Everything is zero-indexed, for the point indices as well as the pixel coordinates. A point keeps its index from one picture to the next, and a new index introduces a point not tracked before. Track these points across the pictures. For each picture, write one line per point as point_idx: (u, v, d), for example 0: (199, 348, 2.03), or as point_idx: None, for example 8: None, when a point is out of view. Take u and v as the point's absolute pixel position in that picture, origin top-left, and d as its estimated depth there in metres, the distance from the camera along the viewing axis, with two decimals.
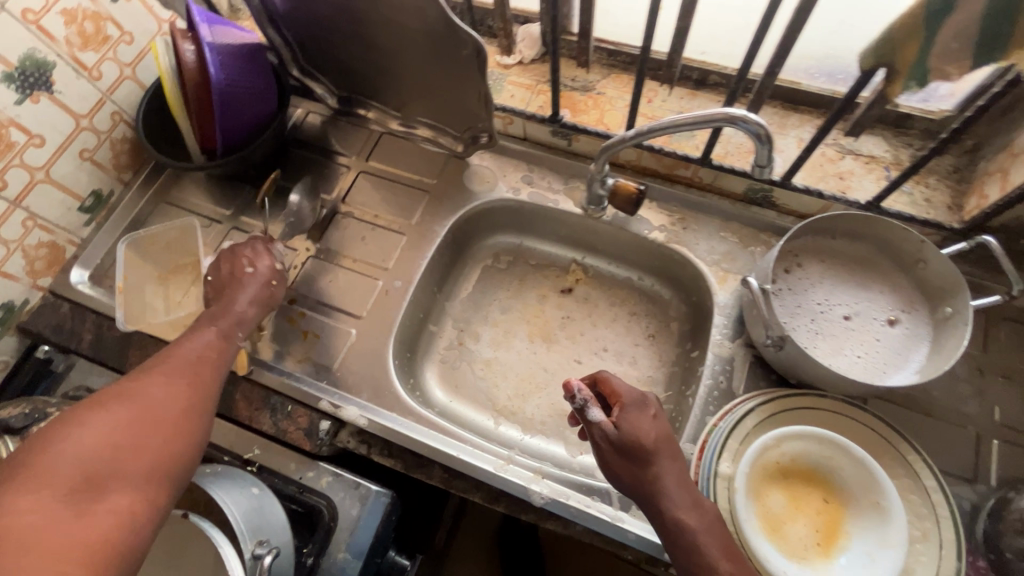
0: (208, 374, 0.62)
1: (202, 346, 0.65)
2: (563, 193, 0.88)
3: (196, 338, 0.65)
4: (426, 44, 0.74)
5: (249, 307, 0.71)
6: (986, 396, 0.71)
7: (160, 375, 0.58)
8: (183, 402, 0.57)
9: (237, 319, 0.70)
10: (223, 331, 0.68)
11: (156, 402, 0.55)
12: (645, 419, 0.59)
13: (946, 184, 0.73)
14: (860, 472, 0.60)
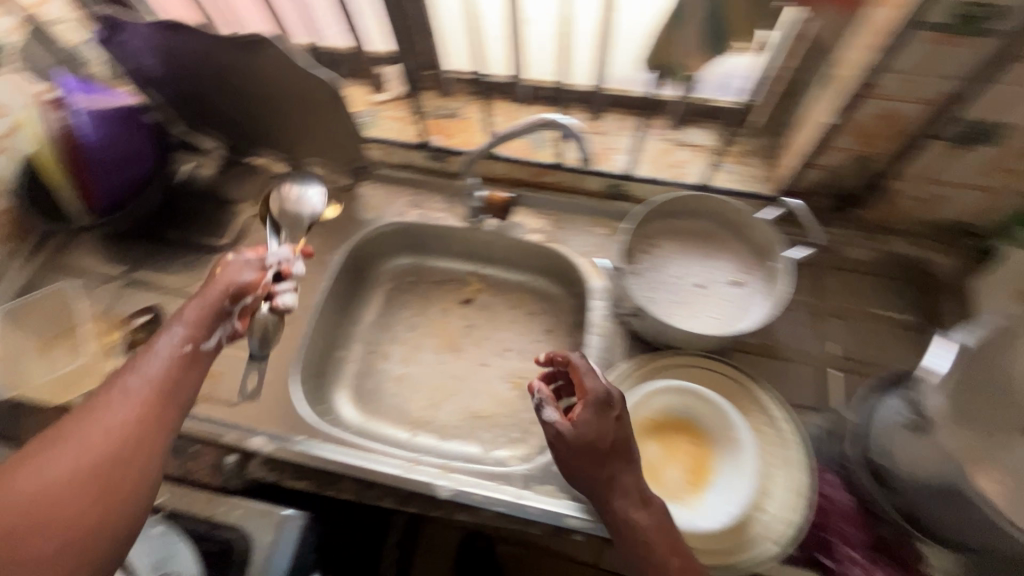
0: (167, 395, 0.54)
1: (157, 367, 0.55)
2: (447, 210, 0.96)
3: (160, 351, 0.57)
4: (290, 87, 0.82)
5: (204, 322, 0.63)
6: (824, 335, 0.82)
7: (102, 408, 0.50)
8: (135, 437, 0.50)
9: (198, 328, 0.62)
10: (190, 338, 0.60)
11: (96, 442, 0.48)
12: (606, 420, 0.60)
13: (762, 161, 0.86)
14: (718, 415, 0.68)
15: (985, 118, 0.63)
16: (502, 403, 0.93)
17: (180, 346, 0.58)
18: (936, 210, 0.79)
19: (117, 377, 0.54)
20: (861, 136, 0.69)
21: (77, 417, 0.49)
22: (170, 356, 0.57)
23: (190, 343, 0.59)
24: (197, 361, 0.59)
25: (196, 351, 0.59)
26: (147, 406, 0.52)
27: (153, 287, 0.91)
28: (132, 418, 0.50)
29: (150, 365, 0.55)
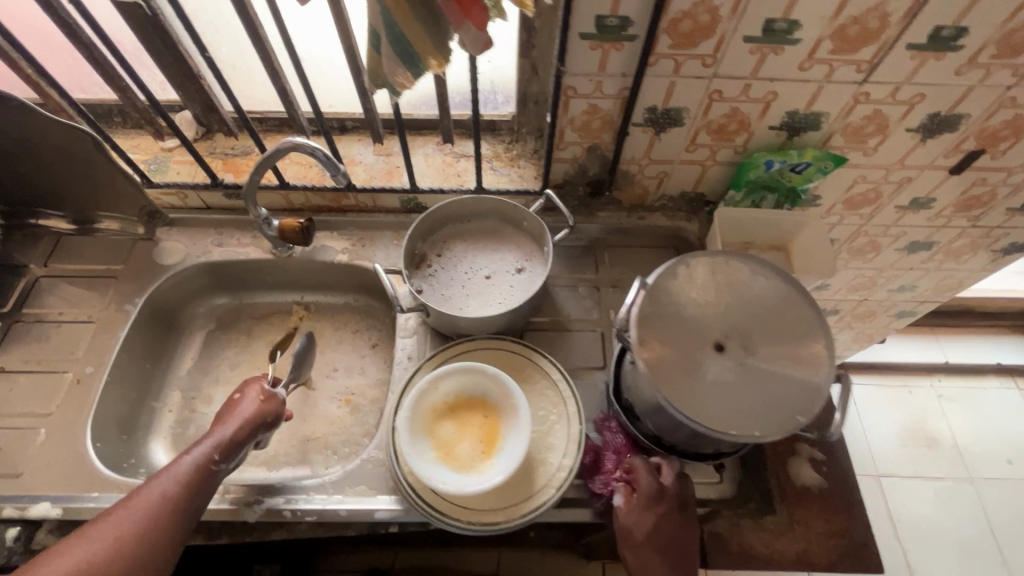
0: (187, 507, 0.65)
1: (178, 478, 0.66)
2: (253, 244, 0.97)
3: (186, 462, 0.67)
4: (49, 143, 0.81)
5: (239, 448, 0.73)
6: (604, 303, 0.93)
7: (132, 507, 0.61)
8: (151, 533, 0.61)
9: (228, 446, 0.71)
10: (212, 453, 0.69)
11: (129, 530, 0.60)
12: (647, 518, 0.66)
13: (531, 162, 0.98)
14: (500, 386, 0.76)
15: (660, 106, 0.77)
16: (332, 422, 0.94)
17: (208, 461, 0.69)
18: (669, 186, 0.94)
19: (160, 477, 0.65)
20: (583, 131, 0.82)
21: (122, 511, 0.61)
22: (194, 470, 0.67)
23: (219, 462, 0.70)
24: (212, 479, 0.69)
25: (218, 469, 0.69)
26: (172, 511, 0.63)
27: None
28: (160, 516, 0.62)
29: (178, 472, 0.66)
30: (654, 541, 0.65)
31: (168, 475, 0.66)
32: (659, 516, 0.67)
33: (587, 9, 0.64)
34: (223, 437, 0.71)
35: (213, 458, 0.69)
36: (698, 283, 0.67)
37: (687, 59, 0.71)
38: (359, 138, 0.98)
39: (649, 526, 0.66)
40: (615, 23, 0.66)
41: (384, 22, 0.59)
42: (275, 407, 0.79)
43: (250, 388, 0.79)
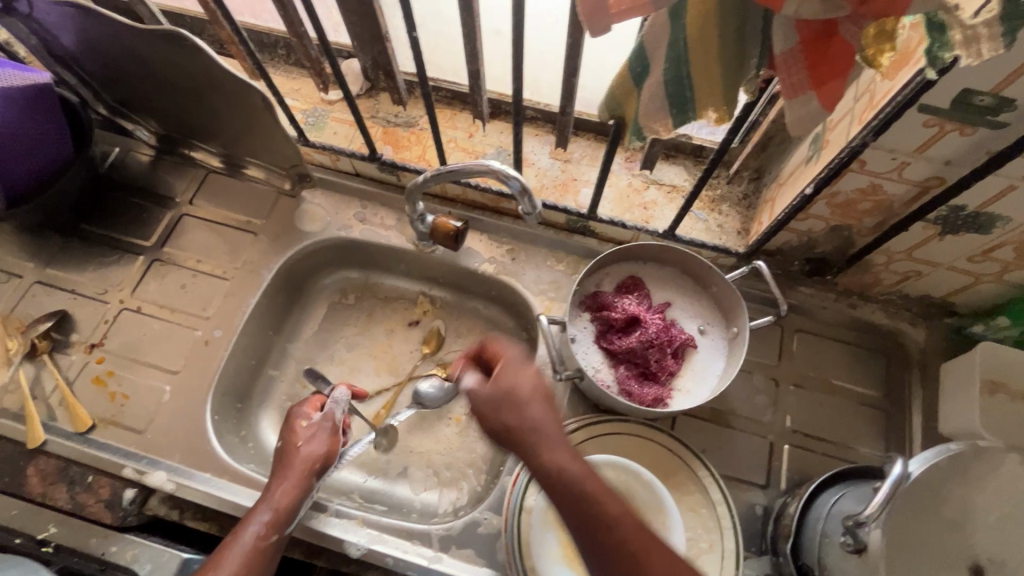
0: None
1: (237, 560, 0.58)
2: (396, 228, 0.88)
3: (243, 537, 0.59)
4: (216, 86, 0.72)
5: (289, 509, 0.63)
6: (781, 404, 0.77)
7: None
8: None
9: (280, 513, 0.62)
10: (269, 523, 0.61)
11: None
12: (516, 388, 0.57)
13: (737, 210, 0.79)
14: (651, 494, 0.63)
15: (974, 207, 0.56)
16: (438, 441, 0.87)
17: (260, 536, 0.60)
18: (913, 285, 0.73)
19: (210, 564, 0.57)
20: (840, 208, 0.63)
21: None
22: (247, 552, 0.59)
23: (273, 534, 0.61)
24: (273, 554, 0.61)
25: (274, 540, 0.61)
26: None
27: (63, 288, 0.83)
28: None
29: (238, 554, 0.58)
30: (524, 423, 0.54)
31: (227, 555, 0.58)
32: (542, 412, 0.55)
33: (958, 80, 0.44)
34: (279, 508, 0.62)
35: (264, 531, 0.60)
36: (980, 478, 0.49)
37: None
38: (537, 133, 0.83)
39: (530, 406, 0.55)
40: (986, 103, 0.45)
41: (669, 56, 0.43)
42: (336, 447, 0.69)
43: (291, 433, 0.69)
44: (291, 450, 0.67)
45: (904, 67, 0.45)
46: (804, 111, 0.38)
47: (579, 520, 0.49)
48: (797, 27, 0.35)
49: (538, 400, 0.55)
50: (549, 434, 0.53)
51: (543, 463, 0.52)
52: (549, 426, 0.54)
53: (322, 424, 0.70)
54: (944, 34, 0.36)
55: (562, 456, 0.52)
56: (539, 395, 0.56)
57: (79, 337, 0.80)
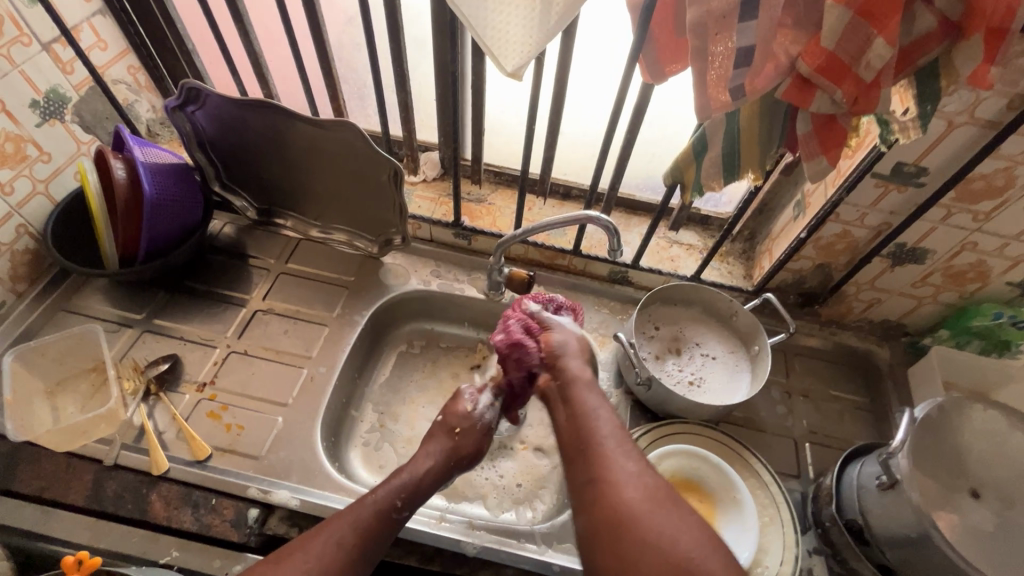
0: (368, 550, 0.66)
1: (367, 517, 0.67)
2: (467, 281, 1.05)
3: (380, 496, 0.70)
4: (347, 164, 0.91)
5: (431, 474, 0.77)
6: (796, 411, 0.95)
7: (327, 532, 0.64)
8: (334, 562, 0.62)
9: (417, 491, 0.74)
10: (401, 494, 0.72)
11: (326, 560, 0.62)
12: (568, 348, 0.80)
13: (740, 261, 1.03)
14: (721, 477, 0.78)
15: (911, 243, 0.82)
16: (509, 466, 0.97)
17: (393, 506, 0.70)
18: (876, 312, 0.98)
19: (347, 511, 0.68)
20: (823, 249, 0.88)
21: (317, 539, 0.63)
22: (380, 511, 0.69)
23: (403, 508, 0.71)
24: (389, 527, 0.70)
25: (401, 515, 0.71)
26: (351, 557, 0.64)
27: (172, 336, 0.91)
28: (351, 548, 0.64)
29: (366, 511, 0.68)
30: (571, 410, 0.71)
31: (366, 504, 0.69)
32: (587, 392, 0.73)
33: (894, 156, 0.71)
34: (412, 488, 0.73)
35: (398, 503, 0.71)
36: (962, 422, 0.69)
37: (962, 212, 0.76)
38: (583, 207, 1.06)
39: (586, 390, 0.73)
40: (911, 171, 0.73)
41: (726, 138, 0.67)
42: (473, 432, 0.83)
43: (454, 406, 0.85)
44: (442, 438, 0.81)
45: (862, 149, 0.72)
46: (819, 167, 0.63)
47: (593, 479, 0.61)
48: (813, 118, 0.60)
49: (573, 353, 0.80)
50: (601, 418, 0.68)
51: (592, 427, 0.67)
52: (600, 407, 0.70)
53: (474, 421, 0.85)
54: (889, 125, 0.63)
55: (614, 441, 0.65)
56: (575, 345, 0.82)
57: (189, 377, 0.88)
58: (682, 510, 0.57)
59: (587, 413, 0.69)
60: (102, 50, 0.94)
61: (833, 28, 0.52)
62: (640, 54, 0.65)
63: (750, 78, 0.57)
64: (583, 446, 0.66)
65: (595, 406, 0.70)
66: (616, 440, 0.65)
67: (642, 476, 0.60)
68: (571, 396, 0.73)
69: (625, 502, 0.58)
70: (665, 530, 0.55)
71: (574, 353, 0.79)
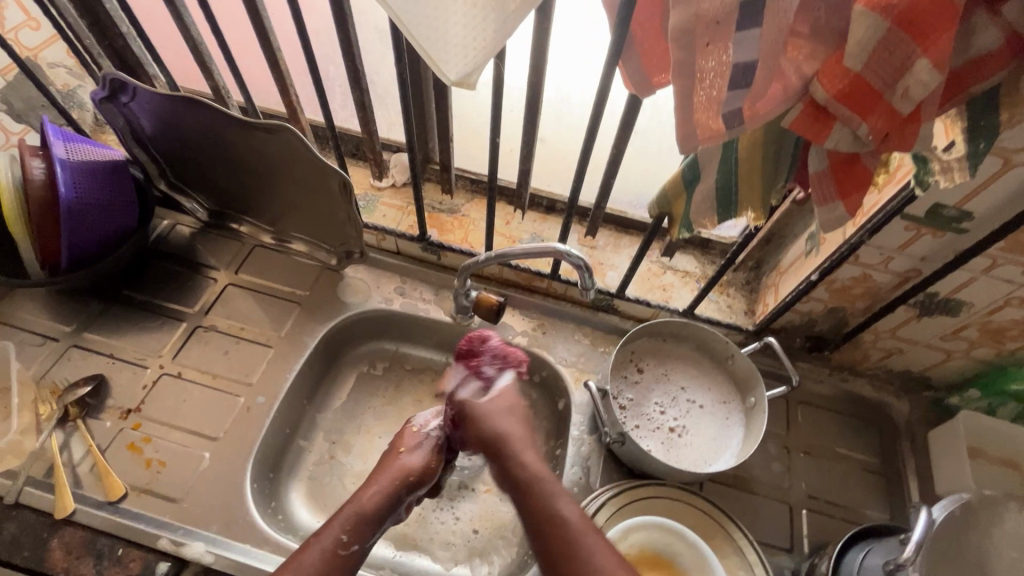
0: None
1: (314, 561, 0.58)
2: (433, 302, 0.94)
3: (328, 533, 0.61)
4: (296, 169, 0.81)
5: (377, 506, 0.65)
6: (794, 471, 0.83)
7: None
8: None
9: (363, 518, 0.63)
10: (348, 522, 0.62)
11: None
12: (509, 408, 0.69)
13: (742, 294, 0.91)
14: (696, 557, 0.68)
15: (944, 294, 0.69)
16: (468, 511, 0.87)
17: (339, 542, 0.61)
18: (897, 361, 0.85)
19: (296, 556, 0.58)
20: (837, 292, 0.75)
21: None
22: (325, 555, 0.59)
23: (353, 543, 0.62)
24: (345, 565, 0.60)
25: (354, 550, 0.61)
26: None
27: (101, 353, 0.83)
28: None
29: (313, 558, 0.58)
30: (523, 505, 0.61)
31: (309, 548, 0.59)
32: (541, 483, 0.61)
33: (931, 197, 0.58)
34: (359, 516, 0.63)
35: (344, 538, 0.61)
36: (989, 525, 0.57)
37: (1010, 263, 0.62)
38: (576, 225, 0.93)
39: (540, 480, 0.61)
40: (950, 214, 0.60)
41: (721, 169, 0.54)
42: (419, 475, 0.70)
43: (401, 436, 0.73)
44: (391, 459, 0.70)
45: (890, 185, 0.60)
46: (834, 214, 0.51)
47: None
48: (828, 155, 0.48)
49: (515, 424, 0.68)
50: (563, 515, 0.58)
51: (549, 525, 0.57)
52: (552, 496, 0.60)
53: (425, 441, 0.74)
54: (927, 164, 0.50)
55: (585, 540, 0.56)
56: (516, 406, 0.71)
57: (114, 402, 0.79)
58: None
59: (542, 512, 0.59)
60: (33, 30, 0.84)
61: (860, 43, 0.39)
62: (621, 61, 0.51)
63: (749, 101, 0.44)
64: (557, 562, 0.55)
65: (559, 504, 0.59)
66: (582, 538, 0.56)
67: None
68: (529, 496, 0.60)
69: None
70: None
71: (520, 437, 0.66)
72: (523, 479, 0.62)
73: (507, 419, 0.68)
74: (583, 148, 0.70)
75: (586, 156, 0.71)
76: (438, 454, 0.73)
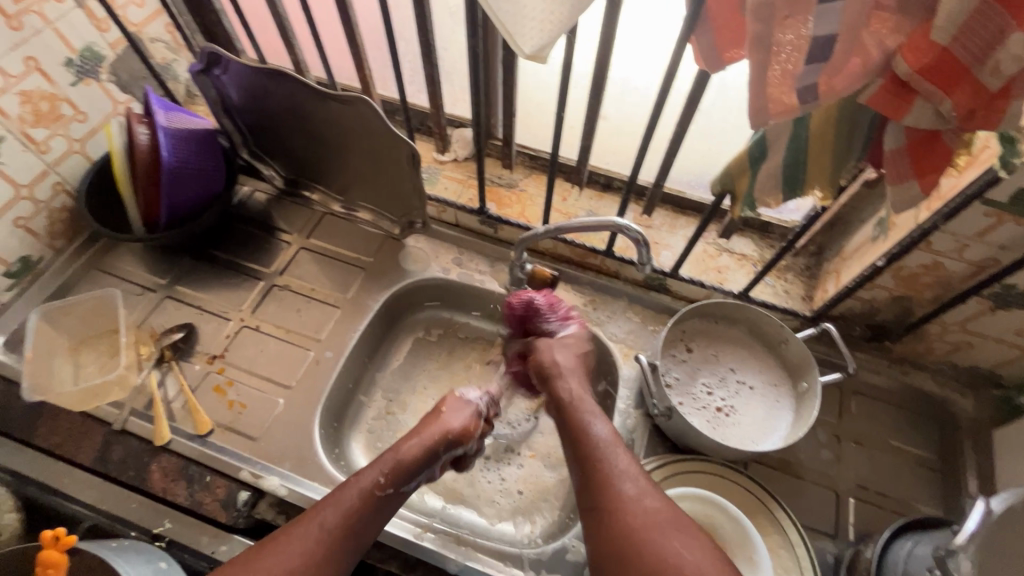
0: (358, 528, 0.63)
1: (349, 497, 0.64)
2: (489, 273, 0.98)
3: (363, 476, 0.66)
4: (366, 140, 0.85)
5: (409, 456, 0.69)
6: (844, 459, 0.82)
7: (318, 514, 0.62)
8: (325, 543, 0.60)
9: (396, 463, 0.68)
10: (386, 466, 0.68)
11: (311, 547, 0.59)
12: (562, 352, 0.79)
13: (801, 279, 0.89)
14: (737, 532, 0.69)
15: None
16: (513, 474, 0.92)
17: (375, 484, 0.65)
18: (964, 356, 0.82)
19: (337, 490, 0.64)
20: (904, 280, 0.73)
21: (301, 523, 0.61)
22: (362, 494, 0.64)
23: (388, 486, 0.66)
24: (379, 507, 0.65)
25: (388, 493, 0.66)
26: (337, 538, 0.61)
27: (190, 304, 0.92)
28: (342, 524, 0.62)
29: (349, 495, 0.64)
30: (568, 428, 0.69)
31: (345, 489, 0.64)
32: (586, 411, 0.70)
33: (1016, 182, 0.56)
34: (396, 461, 0.68)
35: (381, 481, 0.66)
36: None
37: None
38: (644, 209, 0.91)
39: (583, 401, 0.72)
40: None
41: (790, 146, 0.54)
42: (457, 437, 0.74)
43: (446, 399, 0.78)
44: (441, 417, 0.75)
45: (971, 168, 0.57)
46: (907, 194, 0.50)
47: (592, 493, 0.61)
48: (907, 132, 0.47)
49: (568, 360, 0.78)
50: (605, 436, 0.65)
51: (586, 440, 0.66)
52: (595, 417, 0.68)
53: (466, 407, 0.78)
54: (1015, 145, 0.48)
55: (617, 455, 0.63)
56: (571, 352, 0.79)
57: (202, 348, 0.88)
58: (693, 534, 0.55)
59: (584, 431, 0.67)
60: (138, 7, 0.91)
61: (951, 15, 0.38)
62: (694, 34, 0.51)
63: (826, 75, 0.44)
64: (586, 470, 0.63)
65: (593, 423, 0.68)
66: (619, 456, 0.63)
67: (644, 496, 0.58)
68: (572, 417, 0.70)
69: (631, 526, 0.56)
70: (671, 555, 0.53)
71: (572, 372, 0.76)
72: (568, 403, 0.72)
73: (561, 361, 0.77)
74: (647, 124, 0.70)
75: (649, 133, 0.72)
76: (476, 420, 0.77)
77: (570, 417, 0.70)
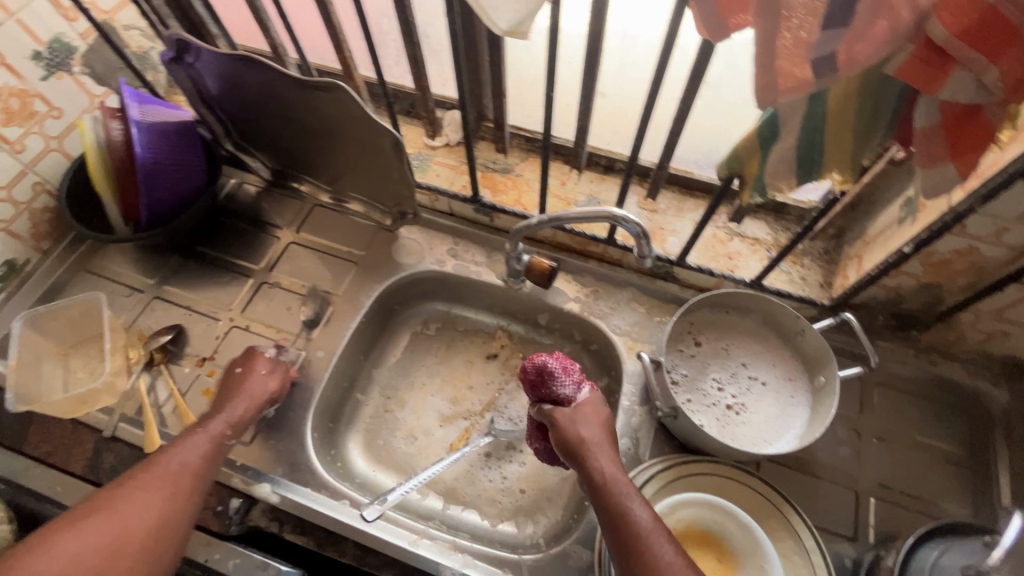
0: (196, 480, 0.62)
1: (191, 450, 0.64)
2: (485, 264, 0.93)
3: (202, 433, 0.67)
4: (347, 128, 0.80)
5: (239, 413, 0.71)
6: (864, 457, 0.77)
7: (161, 468, 0.61)
8: (169, 491, 0.59)
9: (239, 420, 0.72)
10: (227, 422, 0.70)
11: (148, 506, 0.58)
12: (581, 421, 0.66)
13: (819, 264, 0.83)
14: (748, 539, 0.65)
15: None
16: (514, 472, 0.88)
17: (222, 436, 0.68)
18: (1000, 346, 0.75)
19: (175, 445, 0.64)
20: (933, 267, 0.67)
21: (139, 478, 0.60)
22: (203, 448, 0.65)
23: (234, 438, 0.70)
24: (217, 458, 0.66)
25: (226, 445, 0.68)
26: (181, 489, 0.61)
27: (179, 305, 0.90)
28: (183, 475, 0.61)
29: (192, 446, 0.65)
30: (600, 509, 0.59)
31: (170, 455, 0.63)
32: (621, 488, 0.59)
33: None
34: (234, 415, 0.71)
35: (227, 433, 0.69)
36: None
37: None
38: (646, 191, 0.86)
39: (615, 471, 0.61)
40: None
41: (806, 125, 0.48)
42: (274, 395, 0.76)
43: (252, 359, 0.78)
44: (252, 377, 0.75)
45: (1016, 143, 0.50)
46: (940, 179, 0.44)
47: None
48: (942, 108, 0.40)
49: (591, 422, 0.66)
50: (646, 524, 0.56)
51: (626, 529, 0.56)
52: (632, 496, 0.58)
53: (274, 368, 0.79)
54: None
55: (663, 545, 0.54)
56: (593, 420, 0.67)
57: (191, 350, 0.86)
58: None
59: (620, 516, 0.57)
60: None
61: None
62: None
63: (847, 43, 0.38)
64: (630, 564, 0.54)
65: (631, 505, 0.57)
66: (664, 545, 0.54)
67: None
68: (605, 498, 0.59)
69: None
70: None
71: (597, 441, 0.64)
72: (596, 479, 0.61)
73: (581, 434, 0.65)
74: (646, 102, 0.64)
75: (649, 111, 0.65)
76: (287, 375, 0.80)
77: (601, 496, 0.59)
